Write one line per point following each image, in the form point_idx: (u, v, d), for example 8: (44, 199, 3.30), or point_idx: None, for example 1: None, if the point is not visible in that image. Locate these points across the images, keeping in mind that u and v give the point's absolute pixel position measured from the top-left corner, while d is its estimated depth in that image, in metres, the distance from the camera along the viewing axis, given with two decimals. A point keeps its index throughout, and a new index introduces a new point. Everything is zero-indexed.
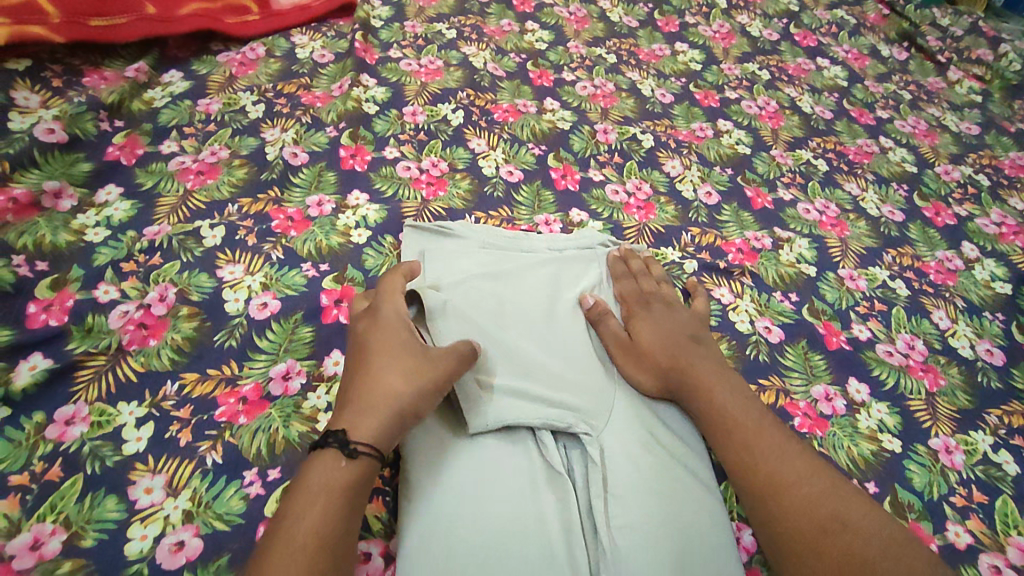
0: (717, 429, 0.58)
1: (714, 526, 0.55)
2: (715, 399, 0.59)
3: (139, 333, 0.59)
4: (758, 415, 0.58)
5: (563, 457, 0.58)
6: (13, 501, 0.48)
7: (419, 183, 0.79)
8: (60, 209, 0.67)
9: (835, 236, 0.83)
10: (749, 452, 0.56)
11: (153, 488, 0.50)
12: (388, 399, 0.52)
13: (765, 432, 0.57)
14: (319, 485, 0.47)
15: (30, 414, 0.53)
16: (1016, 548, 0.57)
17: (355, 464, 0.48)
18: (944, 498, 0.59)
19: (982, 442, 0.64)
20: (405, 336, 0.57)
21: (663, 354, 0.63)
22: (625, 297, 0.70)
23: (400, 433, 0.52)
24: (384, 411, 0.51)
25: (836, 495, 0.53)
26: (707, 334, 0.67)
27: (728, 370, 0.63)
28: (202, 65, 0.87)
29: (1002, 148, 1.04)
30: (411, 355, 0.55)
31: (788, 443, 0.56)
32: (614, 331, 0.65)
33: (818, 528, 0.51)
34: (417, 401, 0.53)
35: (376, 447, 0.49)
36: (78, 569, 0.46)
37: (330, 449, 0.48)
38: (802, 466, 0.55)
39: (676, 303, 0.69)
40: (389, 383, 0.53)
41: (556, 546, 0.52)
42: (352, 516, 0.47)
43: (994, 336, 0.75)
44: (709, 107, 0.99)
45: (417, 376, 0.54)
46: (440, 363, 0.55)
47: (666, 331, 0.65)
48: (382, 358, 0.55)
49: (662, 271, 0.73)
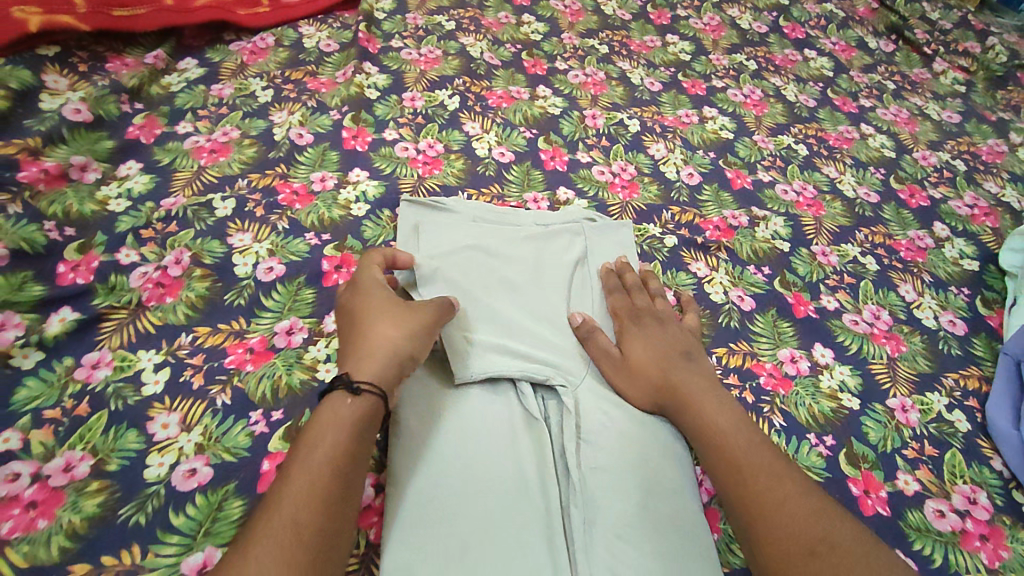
0: (706, 445, 0.58)
1: (677, 469, 0.60)
2: (706, 418, 0.59)
3: (157, 291, 0.65)
4: (748, 434, 0.58)
5: (540, 406, 0.63)
6: (48, 431, 0.54)
7: (416, 162, 0.84)
8: (86, 180, 0.73)
9: (810, 215, 0.87)
10: (736, 466, 0.56)
11: (169, 423, 0.56)
12: (382, 342, 0.56)
13: (754, 450, 0.57)
14: (329, 420, 0.50)
15: (61, 359, 0.59)
16: (961, 495, 0.63)
17: (361, 401, 0.51)
18: (897, 450, 0.65)
19: (937, 402, 0.70)
20: (386, 294, 0.62)
21: (653, 369, 0.63)
22: (617, 312, 0.70)
23: (399, 372, 0.56)
24: (380, 353, 0.55)
25: (825, 517, 0.52)
26: (698, 349, 0.67)
27: (719, 388, 0.63)
28: (215, 53, 0.93)
29: (982, 135, 1.07)
30: (393, 307, 0.60)
31: (778, 462, 0.56)
32: (605, 349, 0.65)
33: (803, 548, 0.50)
34: (409, 341, 0.57)
35: (378, 386, 0.53)
36: (104, 488, 0.52)
37: (336, 391, 0.52)
38: (789, 485, 0.54)
39: (668, 318, 0.70)
40: (380, 332, 0.57)
41: (530, 484, 0.57)
42: (362, 448, 0.50)
43: (958, 308, 0.80)
44: (696, 95, 1.03)
45: (404, 322, 0.58)
46: (422, 310, 0.60)
47: (658, 346, 0.65)
48: (370, 314, 0.59)
49: (660, 286, 0.74)
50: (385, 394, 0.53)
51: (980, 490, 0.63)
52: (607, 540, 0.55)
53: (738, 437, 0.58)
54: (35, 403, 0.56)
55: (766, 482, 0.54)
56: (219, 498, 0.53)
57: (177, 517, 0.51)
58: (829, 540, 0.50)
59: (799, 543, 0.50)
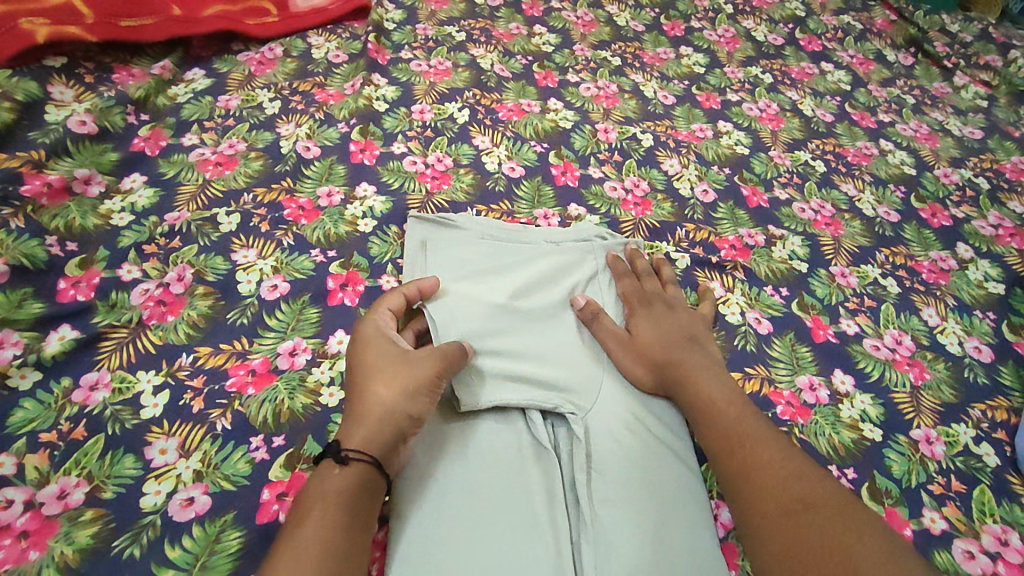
0: (703, 418, 0.60)
1: (693, 503, 0.58)
2: (699, 391, 0.61)
3: (158, 309, 0.64)
4: (739, 407, 0.60)
5: (549, 434, 0.61)
6: (43, 455, 0.53)
7: (424, 177, 0.82)
8: (89, 194, 0.72)
9: (829, 234, 0.85)
10: (727, 437, 0.58)
11: (167, 449, 0.55)
12: (376, 405, 0.53)
13: (746, 417, 0.59)
14: (316, 493, 0.49)
15: (59, 379, 0.57)
16: (990, 535, 0.60)
17: (348, 471, 0.50)
18: (922, 486, 0.62)
19: (963, 434, 0.67)
20: (388, 344, 0.57)
21: (656, 350, 0.64)
22: (627, 296, 0.70)
23: (397, 435, 0.53)
24: (374, 418, 0.52)
25: (810, 480, 0.54)
26: (706, 335, 0.68)
27: (721, 370, 0.64)
28: (223, 64, 0.92)
29: (1005, 151, 1.04)
30: (393, 362, 0.55)
31: (766, 432, 0.58)
32: (610, 330, 0.66)
33: (781, 508, 0.52)
34: (408, 401, 0.54)
35: (369, 453, 0.50)
36: (98, 517, 0.50)
37: (325, 461, 0.50)
38: (775, 450, 0.56)
39: (678, 304, 0.71)
40: (375, 392, 0.53)
41: (539, 515, 0.55)
42: (355, 523, 0.48)
43: (983, 334, 0.77)
44: (710, 109, 1.01)
45: (402, 379, 0.54)
46: (421, 363, 0.56)
47: (666, 330, 0.67)
48: (368, 369, 0.55)
49: (672, 273, 0.75)
50: (376, 461, 0.50)
51: (1011, 530, 0.60)
52: None
53: (730, 409, 0.60)
54: (31, 426, 0.54)
55: (751, 448, 0.56)
56: (217, 529, 0.51)
57: (172, 550, 0.49)
58: (806, 499, 0.52)
59: (779, 503, 0.52)
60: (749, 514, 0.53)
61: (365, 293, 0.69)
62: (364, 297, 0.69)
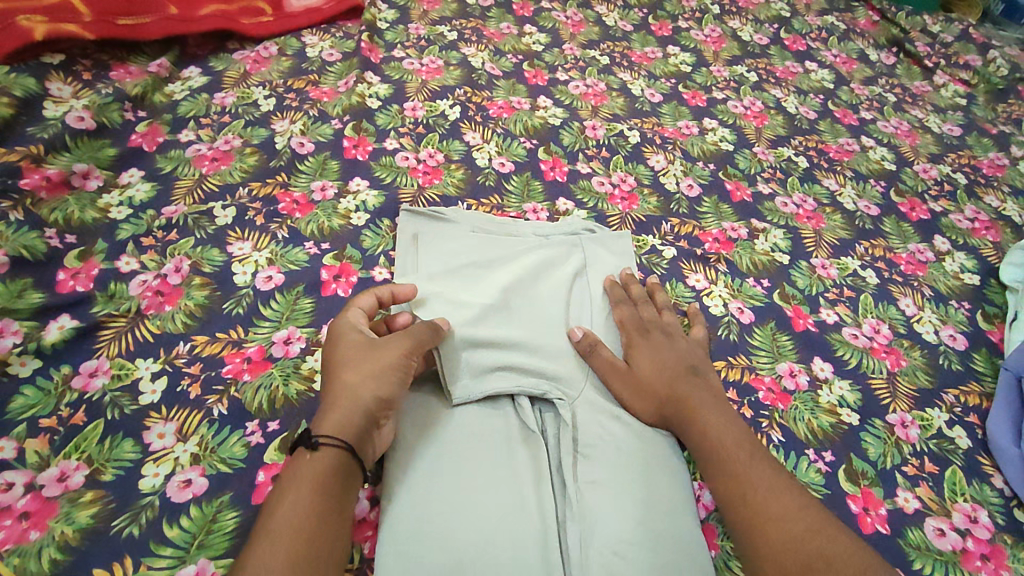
0: (711, 460, 0.59)
1: (675, 483, 0.60)
2: (707, 431, 0.60)
3: (156, 299, 0.65)
4: (749, 450, 0.59)
5: (537, 419, 0.63)
6: (44, 440, 0.54)
7: (416, 172, 0.84)
8: (88, 188, 0.73)
9: (810, 227, 0.87)
10: (738, 482, 0.57)
11: (165, 433, 0.56)
12: (345, 390, 0.54)
13: (756, 464, 0.58)
14: (289, 479, 0.50)
15: (59, 366, 0.59)
16: (961, 513, 0.62)
17: (319, 455, 0.51)
18: (897, 467, 0.65)
19: (937, 418, 0.69)
20: (358, 335, 0.59)
21: (659, 383, 0.64)
22: (625, 324, 0.69)
23: (368, 418, 0.54)
24: (344, 401, 0.54)
25: (829, 536, 0.52)
26: (706, 364, 0.67)
27: (726, 406, 0.64)
28: (219, 62, 0.94)
29: (983, 148, 1.07)
30: (360, 353, 0.57)
31: (777, 479, 0.57)
32: (610, 362, 0.65)
33: (801, 565, 0.50)
34: (376, 387, 0.55)
35: (338, 436, 0.52)
36: (98, 499, 0.52)
37: (297, 449, 0.51)
38: (789, 501, 0.55)
39: (676, 331, 0.70)
40: (343, 381, 0.55)
41: (526, 496, 0.57)
42: (330, 505, 0.49)
43: (958, 323, 0.80)
44: (696, 107, 1.04)
45: (368, 365, 0.56)
46: (385, 350, 0.57)
47: (667, 361, 0.66)
48: (337, 361, 0.57)
49: (666, 298, 0.73)
50: (347, 443, 0.52)
51: (981, 508, 0.63)
52: (603, 556, 0.54)
53: (737, 450, 0.59)
54: (32, 411, 0.56)
55: (763, 494, 0.55)
56: (213, 509, 0.53)
57: (171, 529, 0.51)
58: (826, 556, 0.50)
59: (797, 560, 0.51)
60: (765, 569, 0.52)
61: (358, 284, 0.71)
62: (357, 288, 0.71)
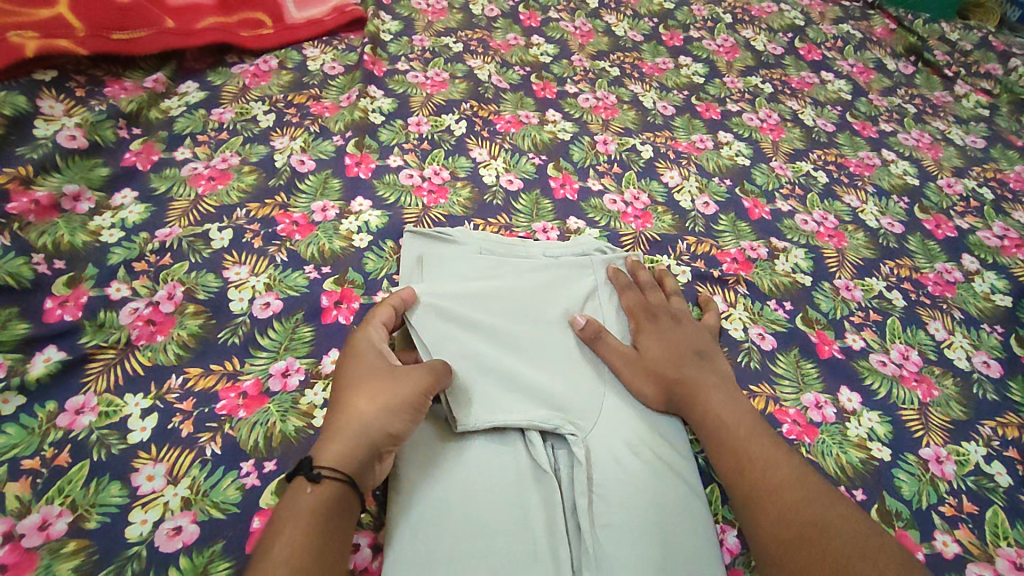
0: (711, 435, 0.59)
1: (698, 529, 0.56)
2: (712, 411, 0.60)
3: (147, 329, 0.62)
4: (750, 426, 0.59)
5: (549, 457, 0.59)
6: (25, 483, 0.51)
7: (421, 191, 0.81)
8: (78, 211, 0.70)
9: (832, 246, 0.84)
10: (739, 459, 0.57)
11: (154, 475, 0.53)
12: (353, 419, 0.52)
13: (755, 439, 0.58)
14: (286, 516, 0.47)
15: (43, 403, 0.56)
16: (1005, 559, 0.58)
17: (321, 488, 0.48)
18: (933, 507, 0.60)
19: (974, 453, 0.65)
20: (379, 358, 0.57)
21: (666, 366, 0.63)
22: (632, 310, 0.69)
23: (371, 451, 0.52)
24: (351, 431, 0.51)
25: (826, 506, 0.52)
26: (715, 349, 0.67)
27: (732, 387, 0.63)
28: (217, 76, 0.91)
29: (1008, 161, 1.03)
30: (381, 377, 0.55)
31: (777, 451, 0.57)
32: (616, 347, 0.64)
33: (794, 534, 0.51)
34: (386, 417, 0.53)
35: (342, 469, 0.49)
36: (81, 549, 0.48)
37: (297, 478, 0.49)
38: (787, 470, 0.55)
39: (684, 316, 0.70)
40: (357, 405, 0.53)
41: (538, 540, 0.53)
42: (329, 543, 0.47)
43: (992, 348, 0.76)
44: (711, 119, 1.00)
45: (385, 394, 0.53)
46: (407, 378, 0.55)
47: (672, 343, 0.65)
48: (354, 384, 0.55)
49: (675, 284, 0.74)
50: (348, 476, 0.49)
51: None
52: None
53: (739, 426, 0.59)
54: (12, 452, 0.52)
55: (760, 467, 0.56)
56: (204, 560, 0.49)
57: None
58: (820, 523, 0.51)
59: (791, 528, 0.51)
60: (760, 540, 0.53)
61: (360, 310, 0.68)
62: (358, 314, 0.67)
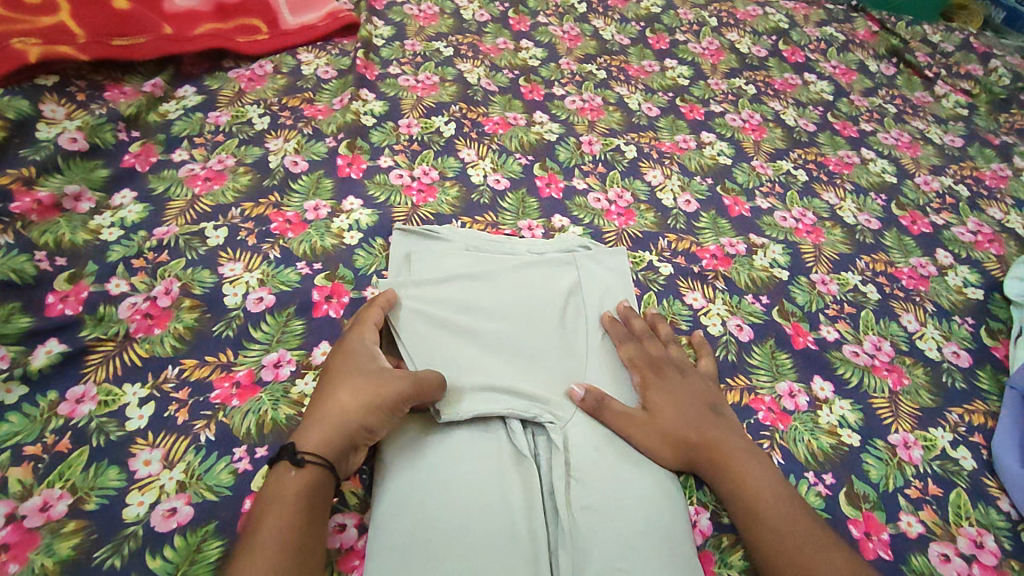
0: (746, 511, 0.57)
1: (672, 511, 0.58)
2: (742, 481, 0.58)
3: (145, 322, 0.65)
4: (786, 500, 0.57)
5: (529, 442, 0.61)
6: (27, 468, 0.53)
7: (410, 190, 0.84)
8: (79, 210, 0.73)
9: (810, 242, 0.86)
10: (779, 538, 0.54)
11: (151, 460, 0.56)
12: (336, 412, 0.55)
13: (791, 516, 0.56)
14: (273, 496, 0.50)
15: (45, 392, 0.58)
16: (966, 538, 0.60)
17: (305, 472, 0.51)
18: (899, 490, 0.63)
19: (941, 438, 0.68)
20: (367, 358, 0.59)
21: (685, 428, 0.61)
22: (635, 363, 0.66)
23: (349, 442, 0.54)
24: (331, 422, 0.54)
25: None
26: (720, 399, 0.65)
27: (751, 448, 0.61)
28: (213, 81, 0.94)
29: (985, 159, 1.06)
30: (366, 376, 0.57)
31: (817, 528, 0.55)
32: (624, 414, 0.62)
33: None
34: (365, 414, 0.55)
35: (321, 455, 0.52)
36: (80, 529, 0.51)
37: (281, 462, 0.52)
38: (835, 556, 0.53)
39: (686, 365, 0.67)
40: (340, 401, 0.55)
41: (517, 522, 0.55)
42: (313, 524, 0.50)
43: (962, 339, 0.78)
44: (694, 120, 1.03)
45: (366, 392, 0.56)
46: (390, 380, 0.57)
47: (683, 399, 0.63)
48: (339, 380, 0.57)
49: (669, 330, 0.71)
50: (329, 463, 0.52)
51: (986, 533, 0.61)
52: None
53: (772, 495, 0.57)
54: (16, 439, 0.55)
55: (810, 555, 0.53)
56: (198, 539, 0.52)
57: (154, 560, 0.50)
58: None
59: None
60: None
61: (349, 304, 0.70)
62: (348, 309, 0.70)
